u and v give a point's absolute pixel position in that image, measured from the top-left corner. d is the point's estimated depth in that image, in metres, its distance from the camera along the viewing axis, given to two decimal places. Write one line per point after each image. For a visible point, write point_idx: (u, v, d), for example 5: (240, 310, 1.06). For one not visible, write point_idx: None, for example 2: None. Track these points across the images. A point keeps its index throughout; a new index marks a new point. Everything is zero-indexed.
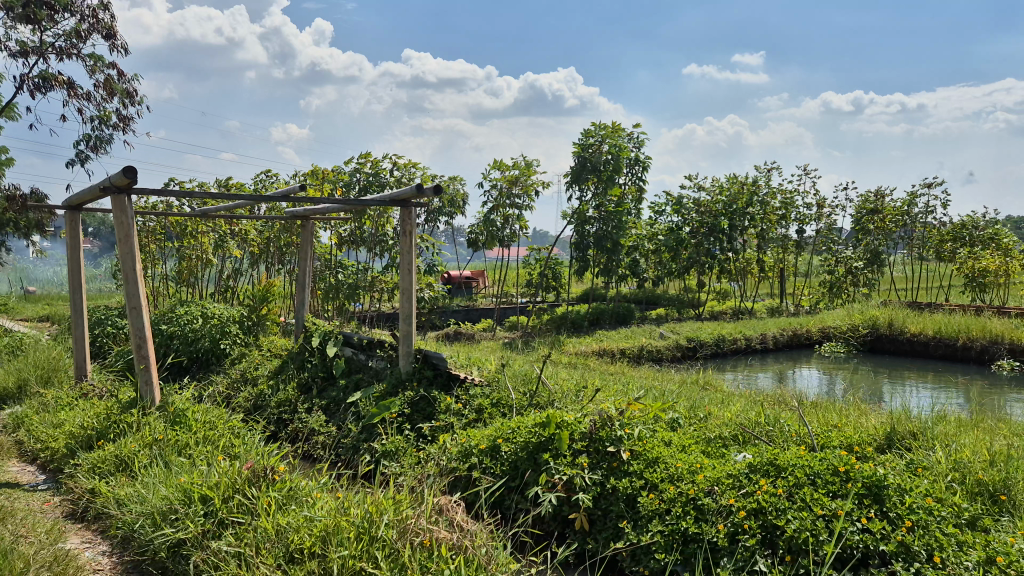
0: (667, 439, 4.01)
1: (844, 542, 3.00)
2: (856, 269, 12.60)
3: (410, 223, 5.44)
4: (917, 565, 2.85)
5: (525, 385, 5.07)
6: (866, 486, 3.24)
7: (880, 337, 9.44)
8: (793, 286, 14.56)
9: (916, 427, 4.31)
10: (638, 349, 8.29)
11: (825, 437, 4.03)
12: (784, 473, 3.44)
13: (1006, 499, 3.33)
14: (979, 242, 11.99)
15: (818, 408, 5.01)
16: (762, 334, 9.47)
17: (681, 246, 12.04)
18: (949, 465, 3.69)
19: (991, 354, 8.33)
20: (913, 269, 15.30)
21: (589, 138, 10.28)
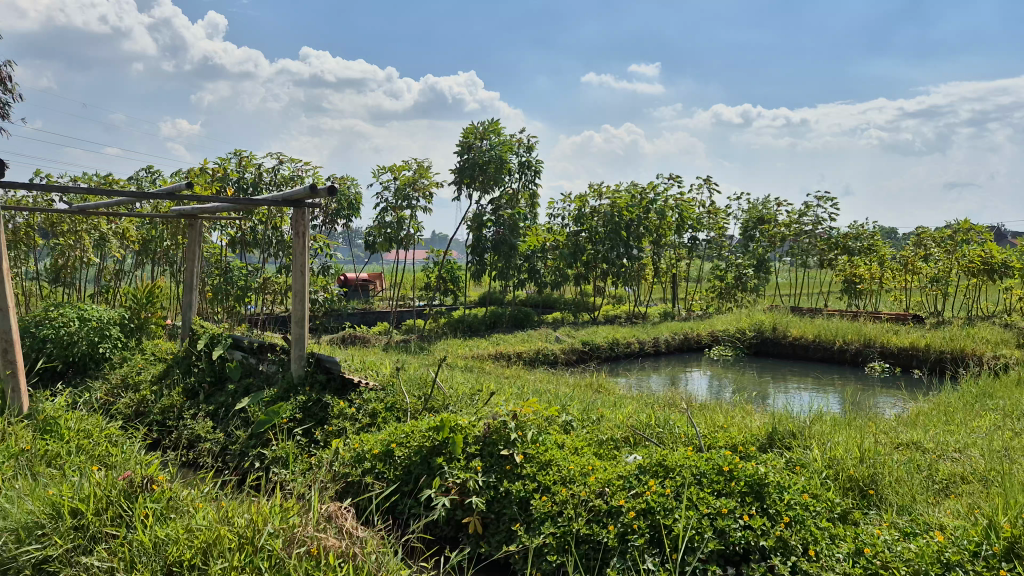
0: (560, 441, 4.06)
1: (727, 539, 3.11)
2: (743, 275, 13.09)
3: (303, 224, 5.31)
4: (794, 560, 2.98)
5: (420, 389, 5.04)
6: (749, 484, 3.37)
7: (765, 341, 9.83)
8: (684, 291, 15.01)
9: (795, 427, 4.51)
10: (534, 352, 8.39)
11: (711, 437, 4.17)
12: (672, 473, 3.54)
13: (874, 494, 3.53)
14: (858, 250, 12.66)
15: (705, 410, 5.17)
16: (654, 338, 9.72)
17: (578, 254, 12.04)
18: (824, 462, 3.88)
19: (864, 356, 8.81)
20: (796, 276, 16.06)
21: (473, 138, 10.33)
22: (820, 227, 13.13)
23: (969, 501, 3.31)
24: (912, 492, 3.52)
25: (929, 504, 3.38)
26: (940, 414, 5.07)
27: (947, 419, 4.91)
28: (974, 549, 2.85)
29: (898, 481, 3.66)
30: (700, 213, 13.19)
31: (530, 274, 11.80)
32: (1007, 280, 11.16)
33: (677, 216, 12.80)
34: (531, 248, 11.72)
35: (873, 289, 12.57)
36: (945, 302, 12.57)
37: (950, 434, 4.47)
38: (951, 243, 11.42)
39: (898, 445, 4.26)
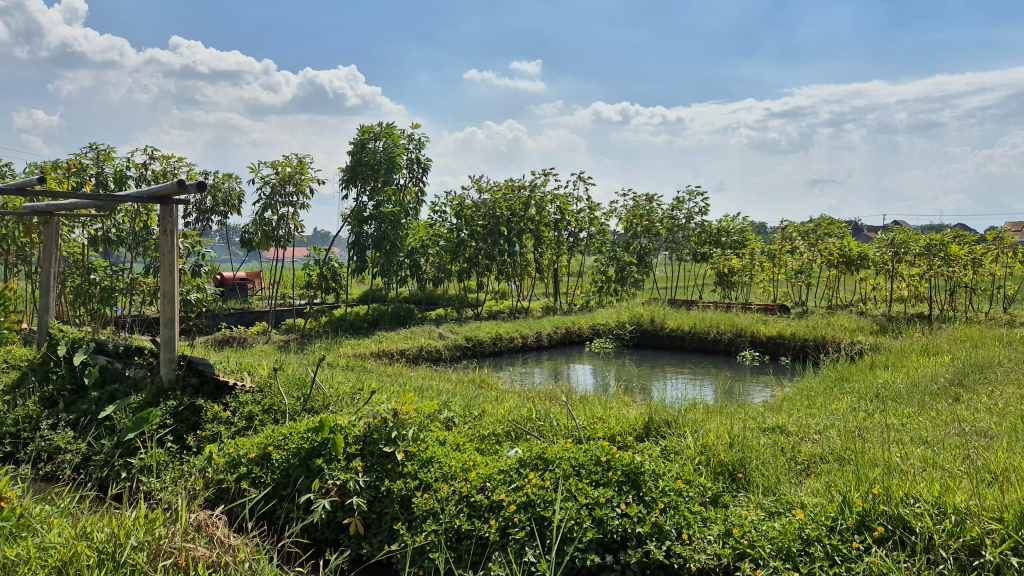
0: (441, 438, 4.06)
1: (605, 527, 3.18)
2: (624, 269, 13.43)
3: (171, 221, 5.07)
4: (668, 544, 3.08)
5: (299, 390, 4.92)
6: (625, 473, 3.47)
7: (644, 333, 10.08)
8: (565, 286, 15.26)
9: (670, 416, 4.67)
10: (417, 349, 8.34)
11: (590, 429, 4.26)
12: (552, 465, 3.59)
13: (742, 477, 3.70)
14: (730, 244, 13.23)
15: (584, 402, 5.28)
16: (537, 333, 9.83)
17: (461, 249, 12.13)
18: (696, 448, 4.03)
19: (736, 346, 9.21)
20: (673, 270, 16.61)
21: (365, 138, 10.16)
22: (692, 219, 13.62)
23: (827, 479, 3.51)
24: (777, 474, 3.70)
25: (792, 484, 3.58)
26: (803, 399, 5.37)
27: (809, 403, 5.20)
28: (831, 524, 3.04)
29: (764, 464, 3.85)
30: (582, 209, 13.44)
31: (412, 271, 11.71)
32: (862, 271, 11.94)
33: (558, 213, 13.00)
34: (413, 244, 11.63)
35: (744, 281, 13.16)
36: (808, 292, 13.31)
37: (811, 417, 4.74)
38: (814, 236, 12.11)
39: (765, 429, 4.48)
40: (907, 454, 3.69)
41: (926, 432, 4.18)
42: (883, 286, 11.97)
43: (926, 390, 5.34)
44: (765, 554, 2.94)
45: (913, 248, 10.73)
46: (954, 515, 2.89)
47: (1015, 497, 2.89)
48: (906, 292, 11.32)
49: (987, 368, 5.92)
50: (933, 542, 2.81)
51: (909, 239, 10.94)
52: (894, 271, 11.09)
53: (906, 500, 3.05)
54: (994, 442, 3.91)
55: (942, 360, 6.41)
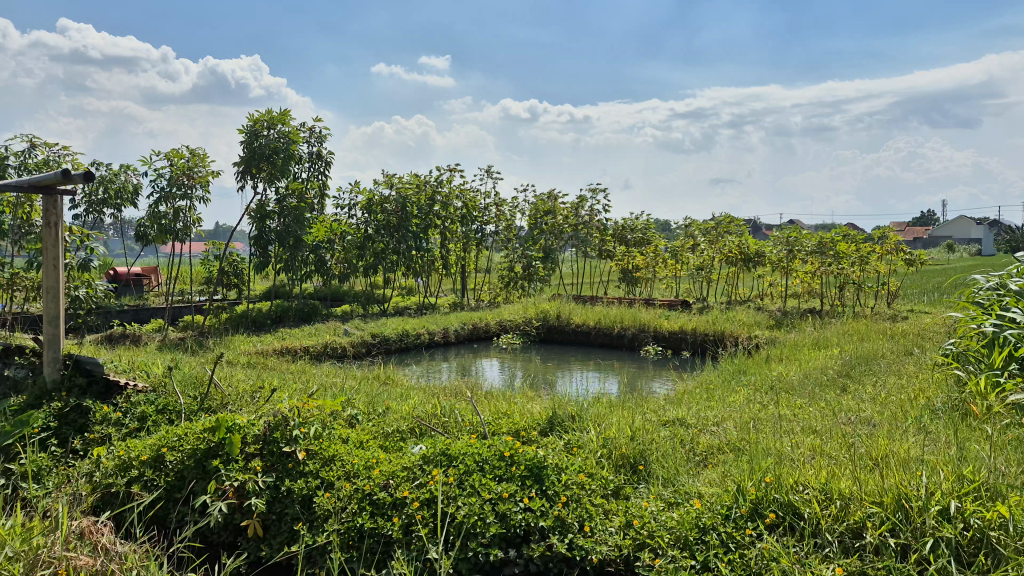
0: (344, 436, 3.99)
1: (508, 522, 3.19)
2: (530, 265, 13.48)
3: (55, 213, 4.80)
4: (571, 536, 3.12)
5: (195, 389, 4.75)
6: (529, 468, 3.49)
7: (551, 329, 10.18)
8: (473, 281, 15.25)
9: (574, 410, 4.72)
10: (321, 346, 8.18)
11: (495, 424, 4.27)
12: (455, 461, 3.57)
13: (642, 469, 3.77)
14: (634, 242, 13.49)
15: (489, 397, 5.28)
16: (444, 329, 9.80)
17: (367, 245, 11.98)
18: (598, 441, 4.09)
19: (640, 340, 9.39)
20: (579, 266, 16.81)
21: (257, 125, 9.89)
22: (596, 216, 13.82)
23: (723, 469, 3.62)
24: (676, 465, 3.80)
25: (690, 475, 3.67)
26: (702, 391, 5.53)
27: (707, 396, 5.35)
28: (726, 512, 3.13)
29: (663, 456, 3.94)
30: (488, 205, 13.45)
31: (317, 266, 11.49)
32: (759, 268, 12.38)
33: (465, 208, 12.99)
34: (318, 239, 11.40)
35: (648, 277, 13.45)
36: (708, 289, 13.71)
37: (710, 409, 4.88)
38: (714, 234, 12.47)
39: (665, 421, 4.58)
40: (798, 443, 3.84)
41: (815, 422, 4.36)
42: (778, 282, 12.43)
43: (816, 381, 5.59)
44: (664, 544, 3.02)
45: (807, 246, 11.24)
46: (839, 500, 3.02)
47: (893, 480, 3.04)
48: (800, 288, 11.81)
49: (872, 360, 6.23)
50: (820, 527, 2.94)
51: (803, 238, 11.45)
52: (789, 268, 11.54)
53: (795, 487, 3.17)
54: (877, 429, 4.13)
55: (832, 352, 6.72)
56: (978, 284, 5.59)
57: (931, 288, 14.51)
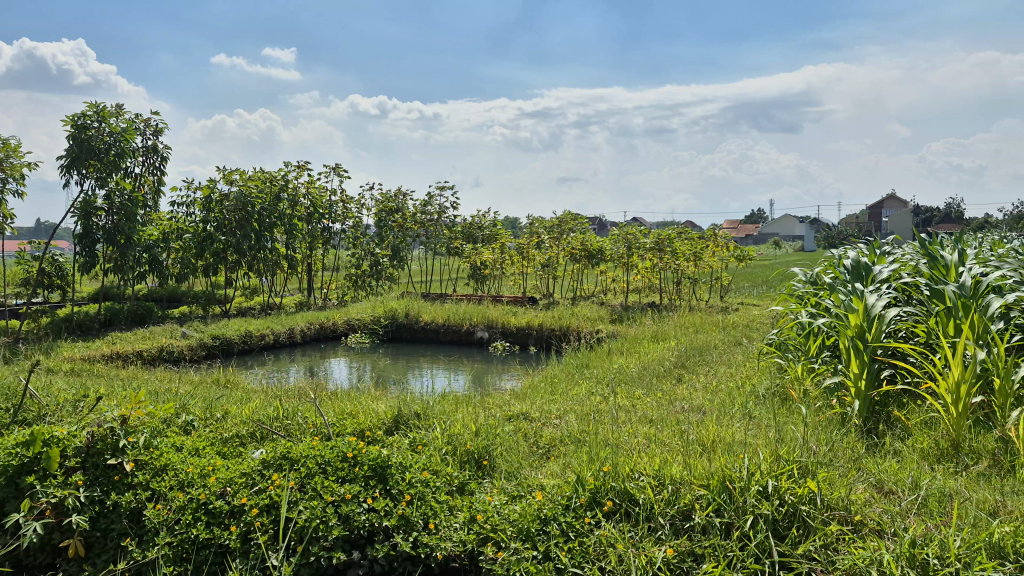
0: (178, 444, 3.80)
1: (351, 523, 3.14)
2: (377, 264, 13.27)
3: None
4: (415, 534, 3.12)
5: (7, 400, 4.37)
6: (372, 467, 3.44)
7: (400, 327, 10.08)
8: (319, 280, 14.90)
9: (419, 408, 4.72)
10: (155, 350, 7.74)
11: (339, 424, 4.19)
12: (297, 464, 3.47)
13: (487, 464, 3.82)
14: (482, 239, 13.60)
15: (333, 398, 5.18)
16: (289, 329, 9.51)
17: (207, 243, 11.33)
18: (443, 439, 4.10)
19: (488, 337, 9.49)
20: (428, 264, 16.78)
21: (86, 118, 9.22)
22: (444, 214, 13.83)
23: (563, 460, 3.73)
24: (519, 458, 3.88)
25: (532, 468, 3.76)
26: (547, 385, 5.66)
27: (551, 389, 5.49)
28: (566, 502, 3.22)
29: (507, 451, 4.01)
30: (335, 202, 13.17)
31: (150, 266, 10.88)
32: (602, 264, 12.82)
33: (310, 206, 12.68)
34: (152, 237, 10.79)
35: (496, 274, 13.61)
36: (554, 284, 14.05)
37: (552, 403, 5.01)
38: (558, 231, 12.79)
39: (509, 416, 4.66)
40: (634, 433, 4.01)
41: (652, 411, 4.57)
42: (620, 278, 12.90)
43: (653, 372, 5.86)
44: (506, 537, 3.07)
45: (645, 242, 11.85)
46: (671, 485, 3.18)
47: (719, 464, 3.23)
48: (641, 283, 12.31)
49: (704, 351, 6.60)
50: (653, 511, 3.07)
51: (640, 234, 12.07)
52: (629, 264, 12.00)
53: (631, 475, 3.31)
54: (706, 416, 4.37)
55: (668, 344, 7.06)
56: (797, 278, 6.04)
57: (758, 282, 15.47)
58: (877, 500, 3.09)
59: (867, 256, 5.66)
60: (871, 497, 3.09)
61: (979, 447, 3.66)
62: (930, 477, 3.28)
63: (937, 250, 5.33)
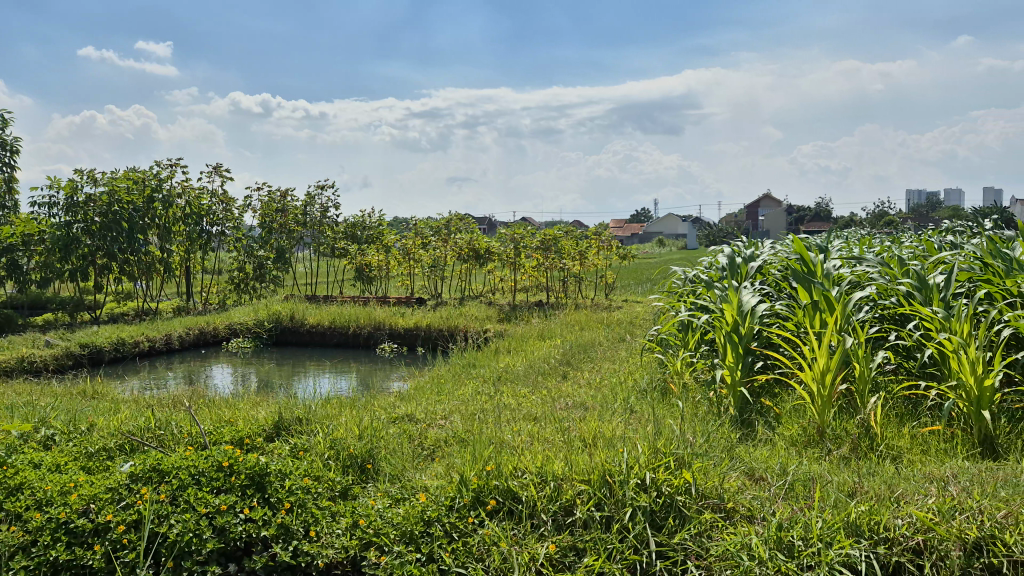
0: (36, 461, 3.56)
1: (227, 536, 3.02)
2: (261, 266, 12.88)
3: None
4: (295, 543, 3.03)
5: None
6: (250, 476, 3.32)
7: (284, 330, 9.83)
8: (199, 284, 14.35)
9: (301, 412, 4.61)
10: (15, 361, 7.26)
11: (215, 433, 4.03)
12: (168, 477, 3.32)
13: (371, 468, 3.76)
14: (368, 240, 13.43)
15: (210, 406, 4.99)
16: (166, 335, 9.11)
17: (72, 245, 10.57)
18: (326, 443, 4.01)
19: (376, 339, 9.36)
20: (313, 266, 16.44)
21: None
22: (326, 214, 13.58)
23: (448, 461, 3.71)
24: (403, 461, 3.84)
25: (417, 470, 3.73)
26: (433, 386, 5.63)
27: (437, 390, 5.49)
28: (450, 503, 3.21)
29: (391, 453, 3.96)
30: (214, 203, 12.70)
31: (10, 271, 10.22)
32: (490, 264, 12.87)
33: (187, 206, 12.17)
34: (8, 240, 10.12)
35: (383, 275, 13.47)
36: (442, 284, 14.02)
37: (438, 403, 5.00)
38: (445, 231, 12.79)
39: (395, 418, 4.60)
40: (518, 431, 4.05)
41: (536, 409, 4.62)
42: (507, 277, 13.01)
43: (539, 370, 5.93)
44: (390, 540, 3.04)
45: (531, 242, 11.98)
46: (553, 481, 3.21)
47: (600, 458, 3.28)
48: (528, 282, 12.44)
49: (589, 348, 6.73)
50: (536, 508, 3.10)
51: (526, 234, 12.20)
52: (516, 263, 12.12)
53: (514, 473, 3.32)
54: (589, 412, 4.46)
55: (553, 342, 7.16)
56: (676, 275, 6.24)
57: (640, 279, 15.93)
58: (748, 487, 3.21)
59: (741, 253, 5.90)
60: (743, 484, 3.22)
61: (841, 432, 3.87)
62: (797, 463, 3.44)
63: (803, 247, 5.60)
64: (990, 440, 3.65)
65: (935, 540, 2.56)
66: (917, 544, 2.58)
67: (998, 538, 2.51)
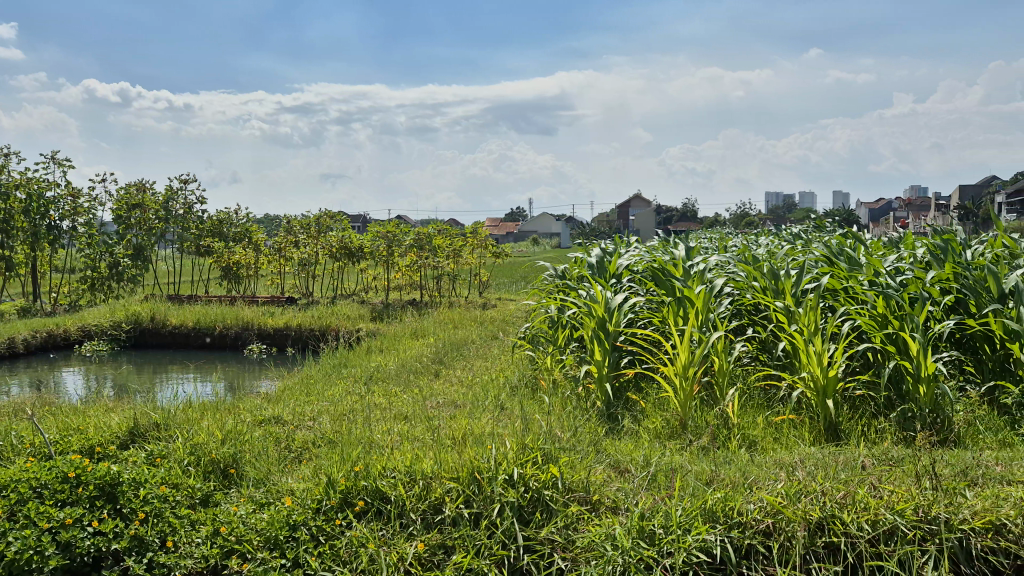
0: None
1: (73, 551, 2.84)
2: (118, 264, 12.18)
3: None
4: (150, 555, 2.89)
5: None
6: (99, 486, 3.14)
7: (144, 332, 9.33)
8: (49, 284, 13.43)
9: (159, 417, 4.39)
10: None
11: (63, 442, 3.78)
12: (6, 491, 3.08)
13: (234, 473, 3.63)
14: (234, 237, 12.95)
15: (58, 413, 4.68)
16: (9, 339, 8.48)
17: None
18: (186, 449, 3.84)
19: (244, 339, 9.04)
20: (176, 265, 15.70)
21: None
22: (188, 210, 12.98)
23: (316, 462, 3.63)
24: (269, 464, 3.72)
25: (283, 473, 3.62)
26: (302, 387, 5.50)
27: (307, 391, 5.35)
28: (316, 506, 3.14)
29: (257, 457, 3.83)
30: (63, 197, 11.90)
31: None
32: (363, 261, 12.69)
33: (30, 201, 11.30)
34: None
35: (251, 273, 13.02)
36: (314, 283, 13.72)
37: (307, 404, 4.88)
38: (317, 229, 12.50)
39: (260, 421, 4.46)
40: (388, 430, 4.01)
41: (407, 408, 4.59)
42: (381, 276, 12.86)
43: (411, 369, 5.89)
44: (253, 547, 2.94)
45: (404, 240, 11.90)
46: (422, 479, 3.19)
47: (468, 456, 3.28)
48: (402, 281, 12.34)
49: (462, 346, 6.75)
50: (405, 507, 3.08)
51: (400, 232, 12.10)
52: (390, 261, 12.01)
53: (383, 473, 3.28)
54: (460, 410, 4.46)
55: (427, 341, 7.14)
56: (547, 272, 6.34)
57: (515, 278, 16.13)
58: (613, 480, 3.30)
59: (609, 251, 6.05)
60: (608, 477, 3.30)
61: (701, 423, 4.04)
62: (659, 454, 3.57)
63: (668, 245, 5.80)
64: (835, 426, 3.90)
65: (782, 522, 2.70)
66: (767, 527, 2.72)
67: (838, 516, 2.67)
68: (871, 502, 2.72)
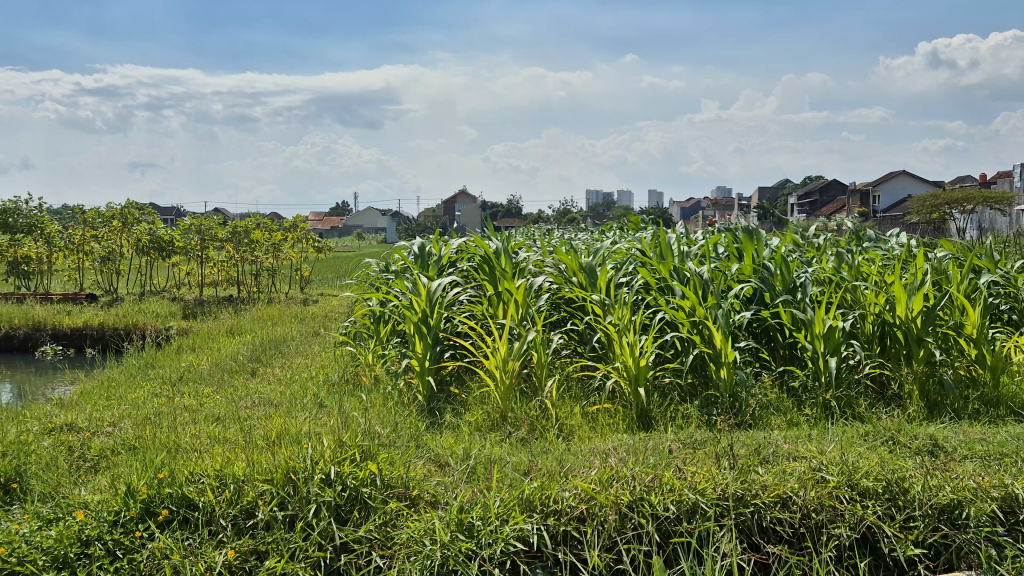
0: None
1: None
2: None
3: None
4: None
5: None
6: None
7: None
8: None
9: None
10: None
11: None
12: None
13: (17, 488, 3.29)
14: (24, 229, 11.79)
15: None
16: None
17: None
18: None
19: (35, 340, 8.25)
20: None
21: None
22: None
23: (114, 471, 3.37)
24: (58, 476, 3.41)
25: (76, 484, 3.33)
26: (101, 390, 5.09)
27: (107, 394, 4.97)
28: (113, 518, 2.90)
29: (44, 469, 3.50)
30: None
31: None
32: (173, 256, 11.94)
33: None
34: None
35: (43, 269, 11.91)
36: (118, 279, 12.76)
37: (106, 409, 4.53)
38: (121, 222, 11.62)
39: (50, 430, 4.08)
40: (196, 433, 3.79)
41: (218, 410, 4.36)
42: (193, 272, 12.18)
43: (225, 368, 5.60)
44: (39, 567, 2.67)
45: (220, 235, 11.33)
46: (233, 484, 3.03)
47: (283, 456, 3.16)
48: (217, 277, 11.75)
49: (280, 344, 6.51)
50: (214, 514, 2.91)
51: (214, 226, 11.50)
52: (204, 257, 11.39)
53: (190, 478, 3.08)
54: (275, 410, 4.29)
55: (243, 339, 6.83)
56: (369, 267, 6.24)
57: (338, 273, 15.80)
58: (433, 474, 3.28)
59: (432, 245, 6.04)
60: (428, 471, 3.28)
61: (520, 415, 4.11)
62: (478, 447, 3.59)
63: (489, 240, 5.86)
64: (645, 413, 4.10)
65: (595, 508, 2.79)
66: (581, 513, 2.80)
67: (646, 499, 2.80)
68: (676, 484, 2.87)
